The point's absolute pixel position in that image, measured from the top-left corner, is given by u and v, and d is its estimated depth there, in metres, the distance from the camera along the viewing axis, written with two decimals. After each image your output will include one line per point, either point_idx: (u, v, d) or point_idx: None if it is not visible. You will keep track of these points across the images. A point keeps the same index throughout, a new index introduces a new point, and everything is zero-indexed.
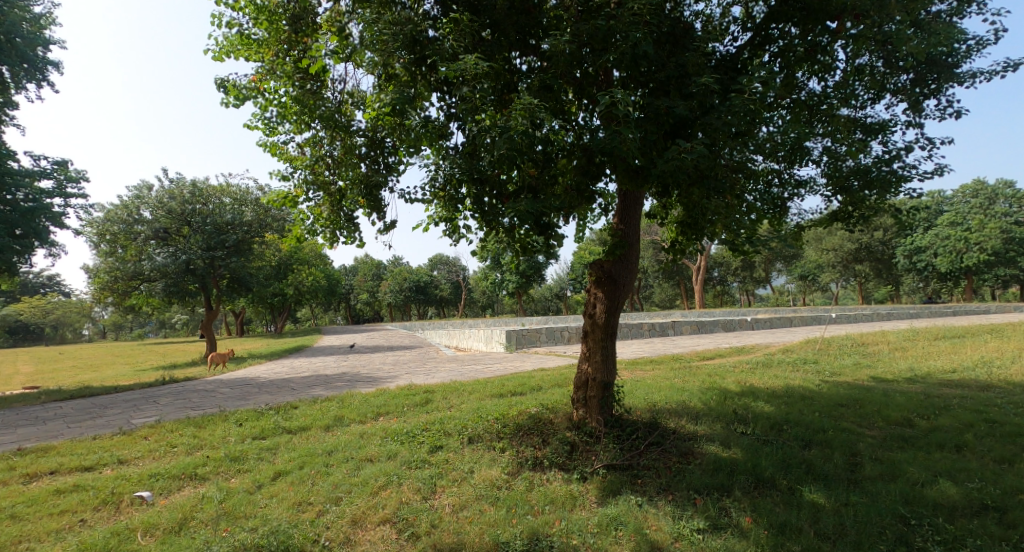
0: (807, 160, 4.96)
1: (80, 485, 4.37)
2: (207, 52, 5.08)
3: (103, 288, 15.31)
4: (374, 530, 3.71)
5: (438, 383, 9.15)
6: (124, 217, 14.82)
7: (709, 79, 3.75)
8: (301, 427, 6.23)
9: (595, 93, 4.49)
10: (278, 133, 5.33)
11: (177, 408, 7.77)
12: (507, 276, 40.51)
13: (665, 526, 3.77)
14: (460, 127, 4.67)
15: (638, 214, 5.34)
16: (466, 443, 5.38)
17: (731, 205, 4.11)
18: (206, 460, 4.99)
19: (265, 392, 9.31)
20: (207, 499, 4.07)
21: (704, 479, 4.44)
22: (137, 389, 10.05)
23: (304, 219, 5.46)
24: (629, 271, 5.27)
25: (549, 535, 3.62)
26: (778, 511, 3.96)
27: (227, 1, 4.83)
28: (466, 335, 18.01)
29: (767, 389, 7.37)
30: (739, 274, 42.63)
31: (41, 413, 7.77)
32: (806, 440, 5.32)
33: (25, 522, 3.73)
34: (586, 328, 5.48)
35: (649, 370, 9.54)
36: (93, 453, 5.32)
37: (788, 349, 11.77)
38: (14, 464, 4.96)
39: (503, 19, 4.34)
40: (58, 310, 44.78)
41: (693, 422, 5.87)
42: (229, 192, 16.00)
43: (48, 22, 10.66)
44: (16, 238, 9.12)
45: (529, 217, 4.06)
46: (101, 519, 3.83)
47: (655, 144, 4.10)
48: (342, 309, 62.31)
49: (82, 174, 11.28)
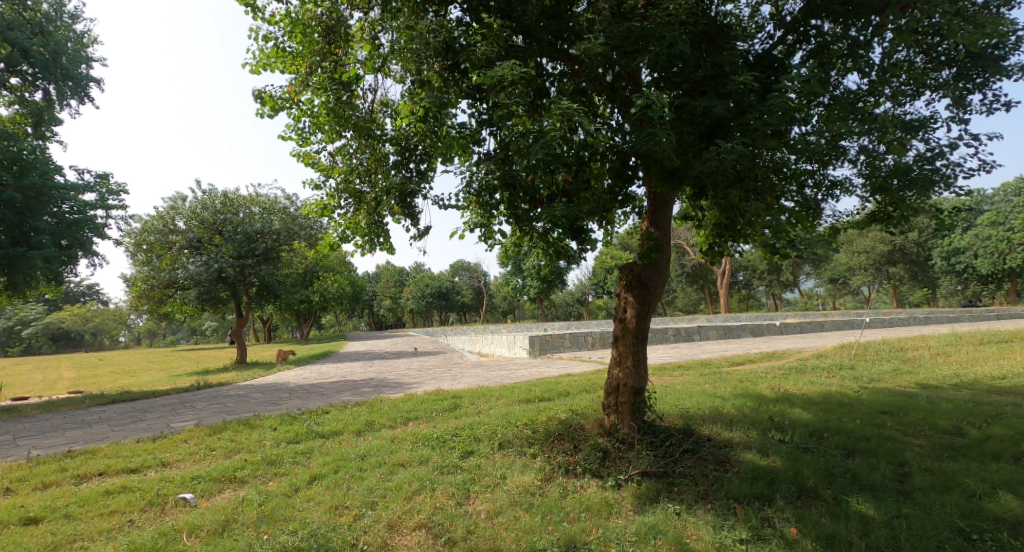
0: (843, 160, 4.78)
1: (127, 486, 4.50)
2: (245, 66, 5.23)
3: (141, 296, 15.84)
4: (410, 535, 3.72)
5: (466, 388, 9.21)
6: (160, 228, 15.34)
7: (748, 78, 3.69)
8: (334, 431, 6.32)
9: (627, 96, 4.47)
10: (311, 143, 5.45)
11: (213, 413, 7.97)
12: (529, 281, 40.57)
13: (706, 536, 3.68)
14: (492, 133, 4.73)
15: (668, 217, 5.27)
16: (497, 449, 5.37)
17: (770, 205, 4.00)
18: (244, 463, 5.09)
19: (296, 397, 9.51)
20: (247, 502, 4.14)
21: (743, 487, 4.31)
22: (175, 394, 10.37)
23: (337, 227, 5.53)
24: (660, 275, 5.20)
25: (586, 543, 3.56)
26: (825, 522, 3.83)
27: (263, 16, 4.97)
28: (489, 340, 18.04)
29: (803, 395, 7.15)
30: (766, 277, 41.73)
31: (85, 417, 8.07)
32: (848, 448, 5.13)
33: (78, 521, 3.86)
34: (617, 333, 5.42)
35: (678, 376, 9.37)
36: (137, 455, 5.49)
37: (822, 354, 11.43)
38: (65, 466, 5.14)
39: (533, 25, 4.38)
40: (97, 318, 46.76)
41: (727, 428, 5.73)
42: (258, 202, 16.52)
43: (90, 41, 11.14)
44: (62, 249, 9.48)
45: (565, 222, 4.04)
46: (148, 520, 3.94)
47: (691, 145, 4.06)
48: (366, 316, 63.37)
49: (121, 187, 11.70)
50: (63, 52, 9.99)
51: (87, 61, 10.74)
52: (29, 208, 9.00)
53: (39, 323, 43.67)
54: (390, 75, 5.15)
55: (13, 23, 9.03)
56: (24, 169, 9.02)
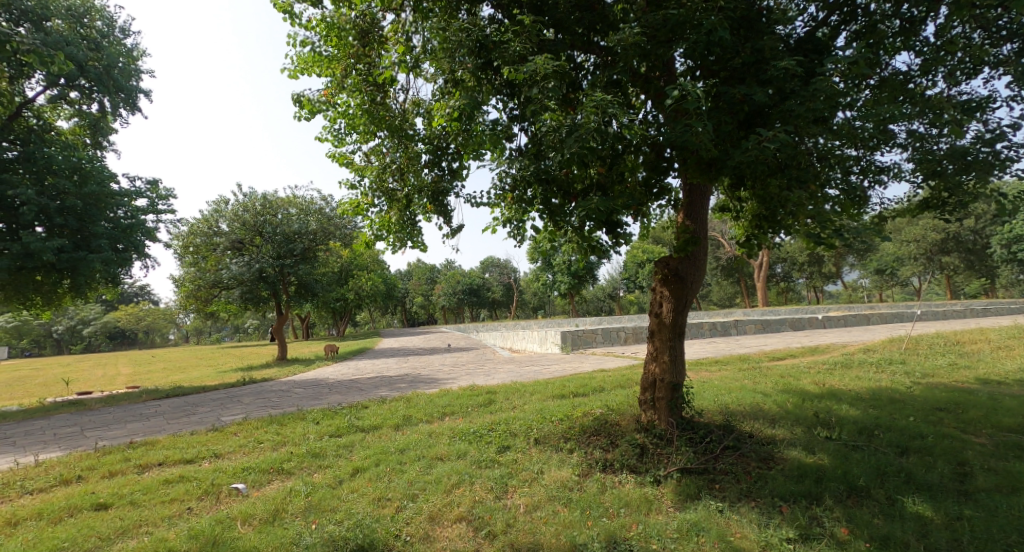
0: (892, 145, 4.53)
1: (184, 476, 4.74)
2: (284, 72, 5.41)
3: (188, 296, 16.57)
4: (451, 527, 3.79)
5: (500, 384, 9.25)
6: (205, 230, 16.00)
7: (790, 62, 3.57)
8: (373, 425, 6.48)
9: (661, 87, 4.41)
10: (345, 144, 5.59)
11: (259, 407, 8.29)
12: (559, 277, 40.51)
13: (750, 534, 3.60)
14: (523, 129, 4.76)
15: (705, 209, 5.16)
16: (533, 444, 5.39)
17: (815, 194, 3.86)
18: (291, 455, 5.28)
19: (336, 392, 9.79)
20: (295, 492, 4.30)
21: (790, 486, 4.19)
22: (222, 389, 10.82)
23: (370, 226, 5.65)
24: (697, 268, 5.10)
25: (627, 539, 3.55)
26: (878, 523, 3.69)
27: (301, 22, 5.12)
28: (521, 336, 18.09)
29: (850, 391, 6.87)
30: (806, 269, 40.27)
31: (143, 410, 8.53)
32: (902, 447, 4.92)
33: (142, 508, 4.09)
34: (652, 328, 5.35)
35: (716, 371, 9.17)
36: (192, 447, 5.77)
37: (870, 348, 10.96)
38: (128, 456, 5.46)
39: (565, 18, 4.37)
40: (148, 318, 49.05)
41: (769, 425, 5.57)
42: (296, 203, 17.04)
43: (140, 55, 11.73)
44: (118, 252, 10.02)
45: (601, 215, 4.01)
46: (205, 508, 4.14)
47: (730, 135, 3.97)
48: (399, 313, 64.51)
49: (170, 192, 12.27)
50: (116, 65, 10.51)
51: (137, 74, 11.28)
52: (88, 214, 9.55)
53: (98, 322, 46.53)
54: (422, 75, 5.23)
55: (70, 40, 9.60)
56: (83, 178, 9.57)
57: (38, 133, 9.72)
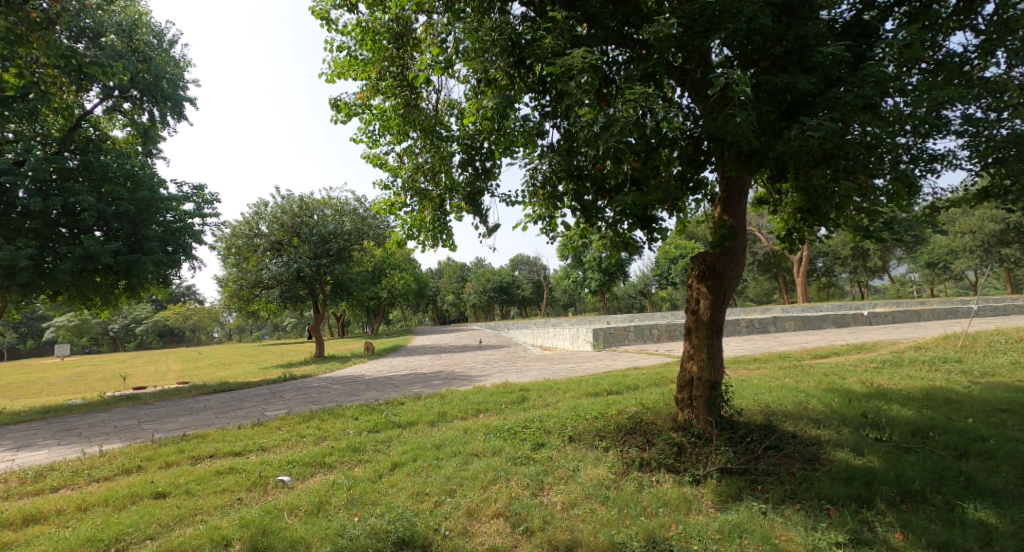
0: (946, 131, 4.28)
1: (234, 468, 4.95)
2: (322, 76, 5.56)
3: (231, 296, 17.24)
4: (489, 522, 3.83)
5: (533, 381, 9.27)
6: (246, 232, 16.60)
7: (836, 49, 3.44)
8: (410, 421, 6.60)
9: (698, 79, 4.32)
10: (379, 145, 5.70)
11: (301, 403, 8.57)
12: (589, 274, 40.23)
13: (796, 537, 3.50)
14: (556, 125, 4.75)
15: (743, 204, 5.04)
16: (568, 442, 5.38)
17: (863, 186, 3.71)
18: (332, 450, 5.44)
19: (372, 388, 10.01)
20: (337, 485, 4.43)
21: (838, 488, 4.05)
22: (265, 385, 11.22)
23: (403, 226, 5.73)
24: (735, 264, 4.98)
25: (666, 539, 3.51)
26: (936, 529, 3.52)
27: (337, 28, 5.25)
28: (552, 334, 18.05)
29: (902, 391, 6.56)
30: (849, 263, 38.68)
31: (194, 405, 8.93)
32: (960, 450, 4.67)
33: (197, 497, 4.29)
34: (689, 324, 5.26)
35: (755, 369, 8.92)
36: (240, 440, 6.01)
37: (922, 345, 10.42)
38: (182, 447, 5.74)
39: (598, 12, 4.33)
40: (194, 316, 51.14)
41: (814, 425, 5.38)
42: (331, 205, 17.47)
43: (185, 65, 12.21)
44: (168, 253, 10.50)
45: (636, 211, 3.96)
46: (254, 498, 4.31)
47: (771, 126, 3.86)
48: (430, 311, 65.25)
49: (214, 196, 12.76)
50: (163, 76, 11.00)
51: (183, 83, 11.77)
52: (140, 219, 10.05)
53: (149, 321, 49.06)
54: (455, 76, 5.28)
55: (123, 53, 10.08)
56: (136, 184, 10.10)
57: (96, 142, 10.23)
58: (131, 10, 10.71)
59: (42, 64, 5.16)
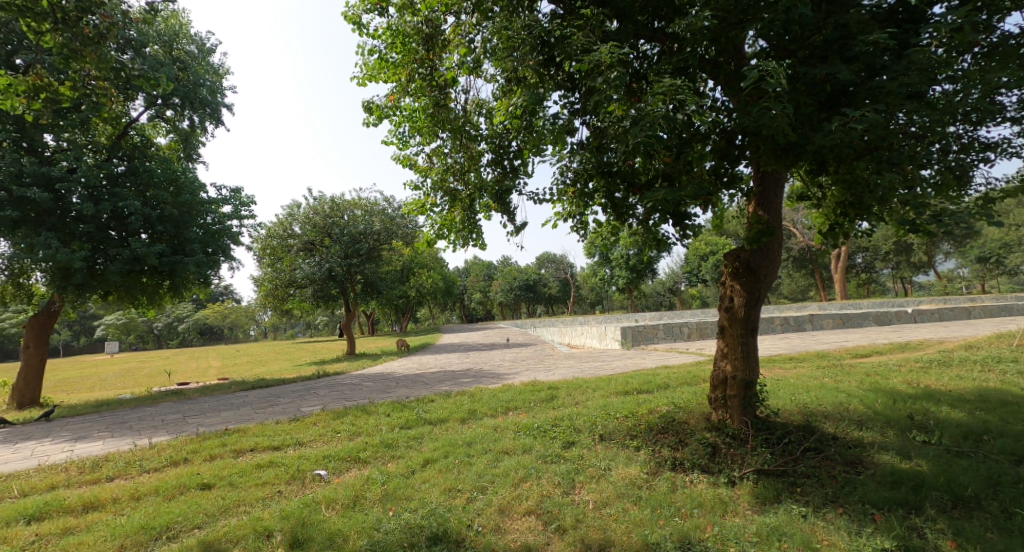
0: (1001, 118, 4.03)
1: (274, 461, 5.11)
2: (354, 79, 5.67)
3: (267, 295, 17.77)
4: (521, 520, 3.84)
5: (561, 380, 9.23)
6: (280, 232, 17.07)
7: (880, 36, 3.31)
8: (440, 418, 6.67)
9: (732, 71, 4.23)
10: (409, 146, 5.78)
11: (334, 399, 8.77)
12: (617, 272, 39.79)
13: (840, 542, 3.39)
14: (585, 122, 4.72)
15: (779, 198, 4.90)
16: (599, 440, 5.34)
17: (910, 177, 3.55)
18: (366, 445, 5.55)
19: (403, 386, 10.17)
20: (372, 480, 4.52)
21: (884, 493, 3.90)
22: (300, 382, 11.53)
23: (432, 226, 5.79)
24: (770, 261, 4.85)
25: (702, 540, 3.45)
26: (993, 538, 3.36)
27: (368, 32, 5.33)
28: (580, 332, 17.97)
29: (950, 392, 6.27)
30: (891, 258, 37.18)
31: (233, 400, 9.25)
32: (1017, 455, 4.43)
33: (240, 489, 4.45)
34: (723, 323, 5.14)
35: (791, 369, 8.68)
36: (278, 435, 6.20)
37: (972, 345, 9.93)
38: (224, 441, 5.96)
39: (628, 8, 4.28)
40: (232, 314, 52.90)
41: (857, 427, 5.19)
42: (360, 205, 17.81)
43: (223, 72, 12.63)
44: (208, 254, 10.91)
45: (669, 207, 3.90)
46: (293, 491, 4.44)
47: (810, 117, 3.76)
48: (457, 309, 65.77)
49: (250, 198, 13.16)
50: (202, 84, 11.41)
51: (221, 90, 12.19)
52: (183, 221, 10.48)
53: (189, 320, 50.91)
54: (483, 76, 5.30)
55: (164, 62, 10.47)
56: (178, 188, 10.52)
57: (141, 148, 10.70)
58: (172, 21, 11.13)
59: (93, 76, 5.41)
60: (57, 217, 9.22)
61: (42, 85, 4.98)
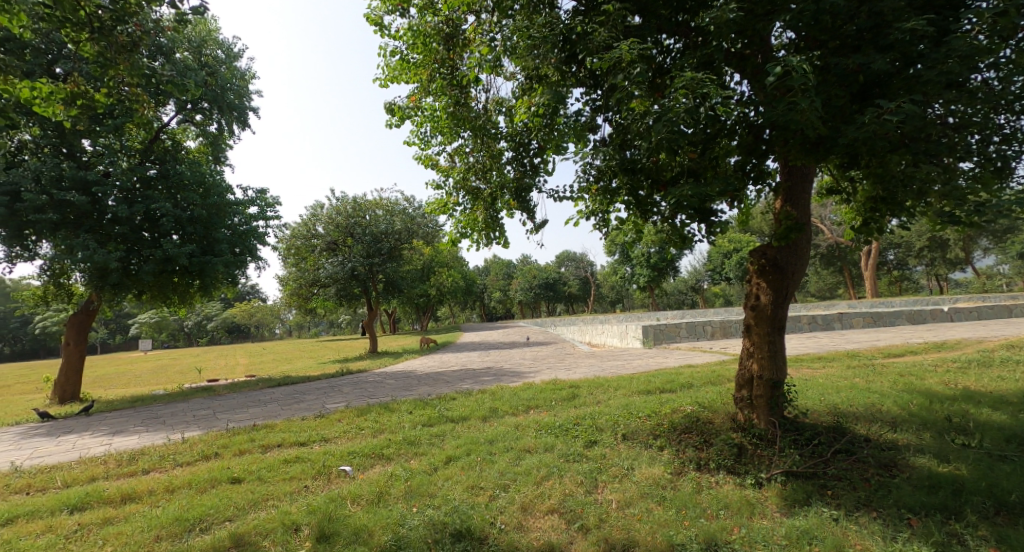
0: None
1: (300, 456, 5.21)
2: (377, 81, 5.73)
3: (291, 294, 18.12)
4: (544, 518, 3.83)
5: (582, 378, 9.19)
6: (304, 233, 17.35)
7: (917, 23, 3.18)
8: (462, 416, 6.70)
9: (758, 64, 4.13)
10: (431, 146, 5.82)
11: (357, 396, 8.90)
12: (638, 270, 39.39)
13: (873, 547, 3.30)
14: (607, 119, 4.68)
15: (808, 193, 4.78)
16: (621, 440, 5.30)
17: (947, 169, 3.42)
18: (389, 442, 5.61)
19: (424, 383, 10.25)
20: (395, 477, 4.57)
21: (920, 497, 3.78)
22: (324, 379, 11.74)
23: (454, 225, 5.82)
24: (798, 258, 4.74)
25: (728, 542, 3.40)
26: None
27: (390, 33, 5.38)
28: (601, 331, 17.84)
29: (990, 393, 6.04)
30: (925, 254, 35.93)
31: (260, 397, 9.47)
32: None
33: (268, 483, 4.55)
34: (749, 322, 5.04)
35: (820, 368, 8.45)
36: (304, 431, 6.31)
37: (1013, 344, 9.52)
38: (253, 436, 6.09)
39: (651, 2, 4.23)
40: (258, 313, 54.13)
41: (890, 429, 5.03)
42: (382, 205, 17.99)
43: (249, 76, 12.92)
44: (236, 254, 11.21)
45: (693, 203, 3.84)
46: (319, 486, 4.52)
47: (841, 110, 3.65)
48: (477, 308, 65.99)
49: (276, 199, 13.43)
50: (229, 88, 11.68)
51: (247, 94, 12.45)
52: (212, 222, 10.78)
53: (218, 319, 52.34)
54: (503, 74, 5.30)
55: (193, 67, 10.76)
56: (207, 190, 10.82)
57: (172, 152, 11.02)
58: (200, 28, 11.42)
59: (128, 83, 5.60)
60: (94, 220, 9.57)
61: (79, 93, 5.16)
